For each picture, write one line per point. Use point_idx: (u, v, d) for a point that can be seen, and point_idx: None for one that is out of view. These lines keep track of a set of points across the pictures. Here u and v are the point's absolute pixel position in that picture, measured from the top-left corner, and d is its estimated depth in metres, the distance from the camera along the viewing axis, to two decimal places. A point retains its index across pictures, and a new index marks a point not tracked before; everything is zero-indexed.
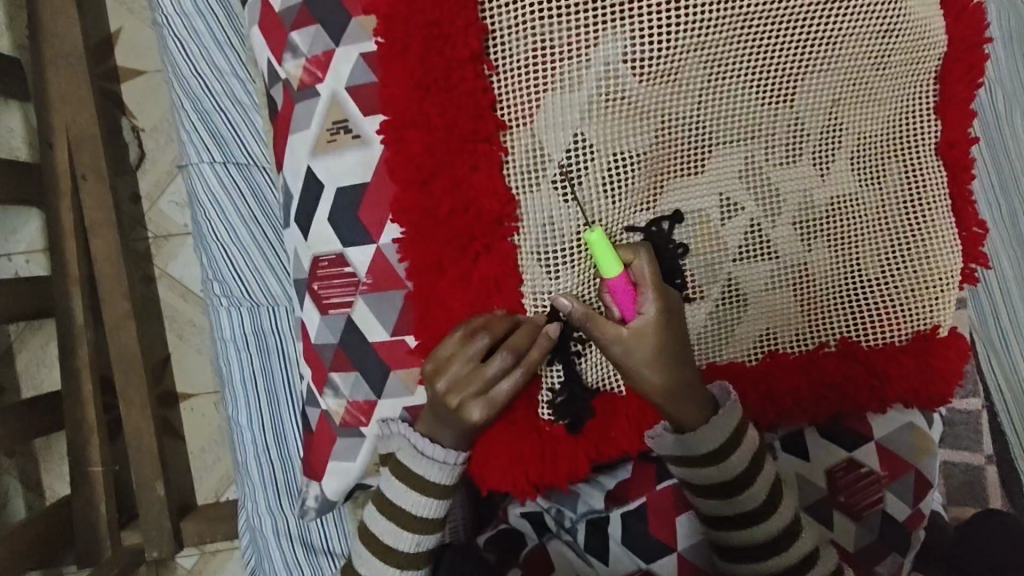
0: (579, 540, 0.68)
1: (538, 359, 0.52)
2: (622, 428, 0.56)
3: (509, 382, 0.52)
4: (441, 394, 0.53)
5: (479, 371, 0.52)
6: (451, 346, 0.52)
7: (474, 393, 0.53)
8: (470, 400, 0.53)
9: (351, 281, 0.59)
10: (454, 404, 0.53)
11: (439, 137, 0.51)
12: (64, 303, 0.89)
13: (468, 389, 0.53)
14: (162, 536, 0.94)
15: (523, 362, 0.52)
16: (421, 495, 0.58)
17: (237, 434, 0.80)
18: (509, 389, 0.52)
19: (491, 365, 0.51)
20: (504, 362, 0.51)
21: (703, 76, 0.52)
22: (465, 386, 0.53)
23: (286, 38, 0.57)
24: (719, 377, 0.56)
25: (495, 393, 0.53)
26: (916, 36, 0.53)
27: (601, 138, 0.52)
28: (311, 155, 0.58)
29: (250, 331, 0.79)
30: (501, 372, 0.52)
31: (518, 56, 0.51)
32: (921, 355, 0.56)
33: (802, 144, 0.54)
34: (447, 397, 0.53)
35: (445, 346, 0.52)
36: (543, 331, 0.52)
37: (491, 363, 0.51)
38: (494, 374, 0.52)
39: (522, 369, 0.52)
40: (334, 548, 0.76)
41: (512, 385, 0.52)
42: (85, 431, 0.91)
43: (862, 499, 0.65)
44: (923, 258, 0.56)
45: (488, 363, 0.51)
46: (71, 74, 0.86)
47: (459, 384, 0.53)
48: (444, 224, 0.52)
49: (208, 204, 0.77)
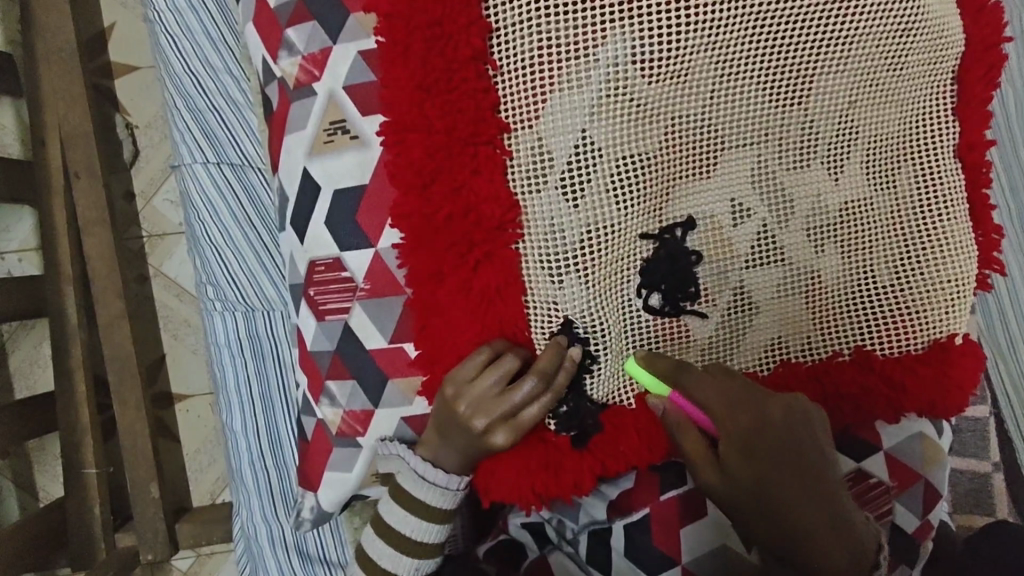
0: (581, 551, 0.66)
1: (564, 385, 0.52)
2: (633, 443, 0.54)
3: (537, 407, 0.51)
4: (464, 417, 0.52)
5: (506, 396, 0.51)
6: (470, 370, 0.51)
7: (501, 418, 0.52)
8: (496, 424, 0.52)
9: (349, 286, 0.57)
10: (479, 427, 0.52)
11: (440, 141, 0.49)
12: (57, 301, 0.88)
13: (494, 414, 0.51)
14: (157, 539, 0.92)
15: (550, 387, 0.51)
16: (423, 520, 0.57)
17: (231, 440, 0.79)
18: (535, 415, 0.52)
19: (519, 390, 0.51)
20: (533, 387, 0.51)
21: (713, 77, 0.50)
22: (491, 410, 0.51)
23: (281, 35, 0.55)
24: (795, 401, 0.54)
25: (522, 419, 0.52)
26: (934, 35, 0.51)
27: (607, 140, 0.50)
28: (307, 157, 0.56)
29: (245, 335, 0.77)
30: (528, 398, 0.51)
31: (522, 57, 0.49)
32: (939, 365, 0.54)
33: (815, 146, 0.52)
34: (471, 420, 0.52)
35: (466, 369, 0.51)
36: (567, 355, 0.52)
37: (519, 387, 0.51)
38: (522, 399, 0.51)
39: (549, 395, 0.51)
40: (332, 558, 0.74)
41: (539, 411, 0.51)
42: (79, 432, 0.89)
43: (876, 508, 0.62)
44: (940, 263, 0.54)
45: (515, 388, 0.51)
46: (64, 70, 0.84)
47: (483, 409, 0.51)
48: (444, 231, 0.51)
49: (202, 206, 0.75)
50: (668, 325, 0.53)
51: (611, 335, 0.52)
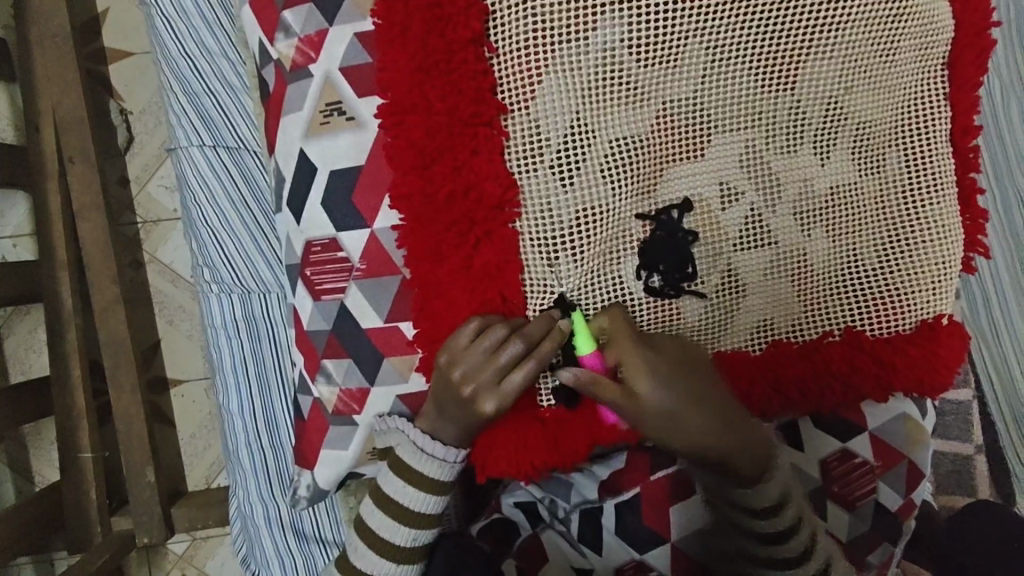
0: (572, 530, 0.68)
1: (548, 353, 0.50)
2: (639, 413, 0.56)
3: (522, 373, 0.50)
4: (453, 382, 0.52)
5: (493, 358, 0.50)
6: (464, 337, 0.51)
7: (490, 384, 0.51)
8: (484, 391, 0.51)
9: (344, 266, 0.58)
10: (468, 394, 0.52)
11: (441, 121, 0.50)
12: (53, 286, 0.88)
13: (481, 379, 0.51)
14: (152, 522, 0.93)
15: (534, 353, 0.50)
16: (420, 491, 0.58)
17: (229, 421, 0.80)
18: (520, 382, 0.50)
19: (504, 351, 0.50)
20: (517, 351, 0.50)
21: (706, 59, 0.51)
22: (481, 374, 0.51)
23: (278, 17, 0.55)
24: (787, 356, 0.56)
25: (507, 386, 0.51)
26: (924, 22, 0.53)
27: (599, 121, 0.51)
28: (304, 138, 0.57)
29: (241, 316, 0.78)
30: (513, 362, 0.50)
31: (517, 38, 0.50)
32: (927, 346, 0.55)
33: (804, 130, 0.53)
34: (461, 387, 0.52)
35: (460, 337, 0.51)
36: (556, 326, 0.51)
37: (505, 349, 0.50)
38: (506, 362, 0.50)
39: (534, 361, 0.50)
40: (328, 538, 0.75)
41: (523, 378, 0.50)
42: (74, 416, 0.90)
43: (856, 489, 0.65)
44: (923, 245, 0.55)
45: (501, 351, 0.50)
46: (58, 54, 0.84)
47: (473, 373, 0.51)
48: (443, 210, 0.51)
49: (198, 186, 0.76)
50: (664, 306, 0.54)
51: None
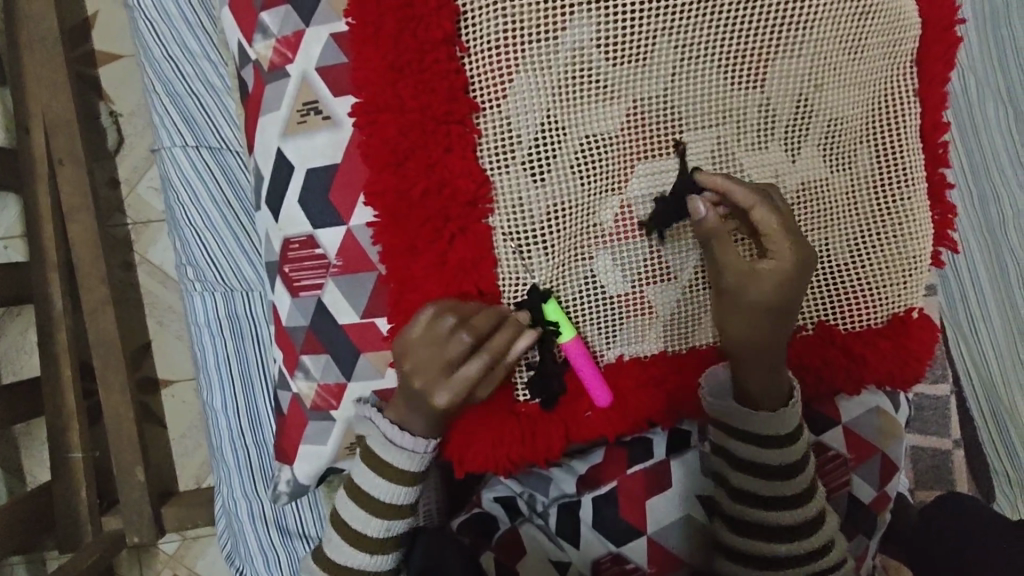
0: (550, 524, 0.68)
1: (502, 345, 0.51)
2: (617, 406, 0.56)
3: (475, 364, 0.51)
4: (408, 373, 0.52)
5: (444, 350, 0.51)
6: (417, 328, 0.51)
7: (441, 376, 0.52)
8: (435, 383, 0.52)
9: (322, 263, 0.58)
10: (421, 386, 0.52)
11: (414, 118, 0.51)
12: (42, 288, 0.88)
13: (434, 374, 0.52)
14: (142, 522, 0.93)
15: (486, 345, 0.51)
16: (392, 483, 0.58)
17: (213, 419, 0.81)
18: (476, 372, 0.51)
19: (455, 344, 0.51)
20: (466, 344, 0.51)
21: (676, 57, 0.52)
22: (434, 365, 0.51)
23: (257, 18, 0.56)
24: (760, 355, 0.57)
25: (460, 377, 0.52)
26: (890, 20, 0.54)
27: (570, 118, 0.52)
28: (281, 137, 0.57)
29: (225, 315, 0.79)
30: (465, 354, 0.51)
31: (487, 38, 0.51)
32: (897, 339, 0.56)
33: (774, 126, 0.54)
34: (412, 377, 0.52)
35: (413, 329, 0.51)
36: (511, 317, 0.52)
37: (454, 342, 0.51)
38: (457, 355, 0.51)
39: (488, 353, 0.51)
40: (311, 533, 0.76)
41: (476, 369, 0.51)
42: (64, 416, 0.90)
43: (832, 481, 0.65)
44: (892, 240, 0.56)
45: (451, 342, 0.51)
46: (47, 57, 0.84)
47: (425, 365, 0.51)
48: (418, 206, 0.52)
49: (181, 186, 0.77)
50: (632, 300, 0.55)
51: (580, 310, 0.55)
